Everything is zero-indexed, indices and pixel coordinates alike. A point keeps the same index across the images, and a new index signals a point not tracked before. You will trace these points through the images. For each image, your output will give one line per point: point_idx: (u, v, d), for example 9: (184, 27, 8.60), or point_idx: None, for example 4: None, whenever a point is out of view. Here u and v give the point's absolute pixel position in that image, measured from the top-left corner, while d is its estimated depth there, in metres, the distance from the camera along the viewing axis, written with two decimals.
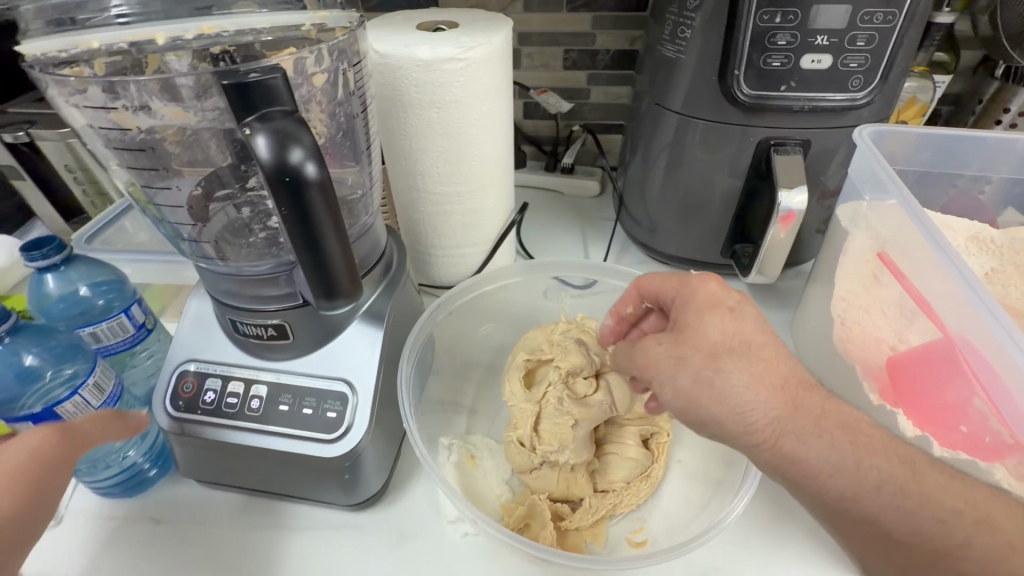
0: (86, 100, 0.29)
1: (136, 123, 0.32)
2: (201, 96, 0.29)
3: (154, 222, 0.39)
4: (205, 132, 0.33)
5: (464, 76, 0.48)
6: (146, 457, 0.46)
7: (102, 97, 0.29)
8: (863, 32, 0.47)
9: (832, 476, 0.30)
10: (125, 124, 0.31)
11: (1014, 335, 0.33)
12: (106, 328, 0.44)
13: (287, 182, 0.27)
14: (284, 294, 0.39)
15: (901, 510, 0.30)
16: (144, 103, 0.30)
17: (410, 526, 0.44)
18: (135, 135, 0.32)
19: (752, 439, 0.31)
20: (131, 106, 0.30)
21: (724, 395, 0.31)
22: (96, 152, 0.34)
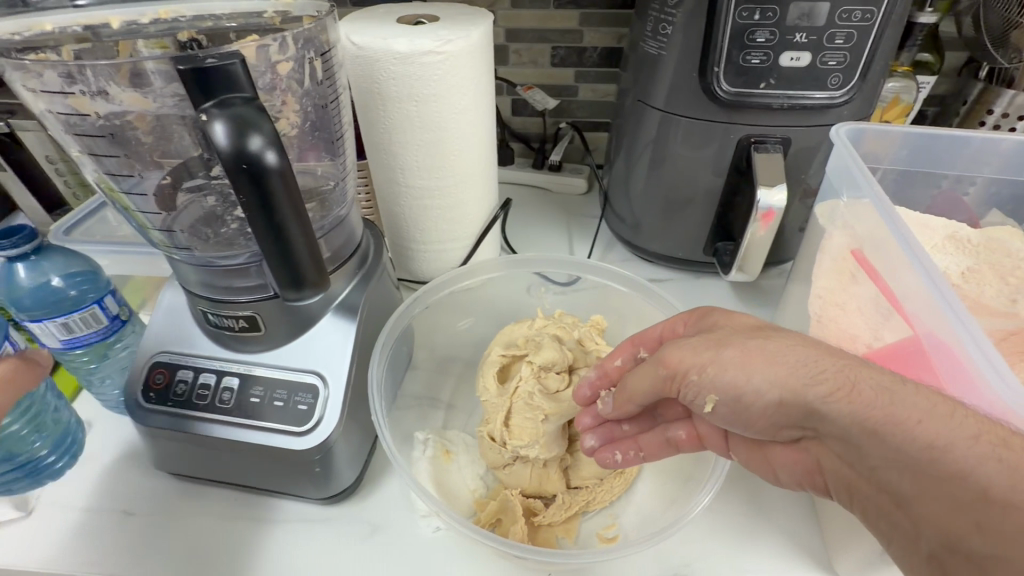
0: (46, 85, 0.29)
1: (97, 108, 0.31)
2: (162, 82, 0.29)
3: (124, 212, 0.39)
4: (169, 118, 0.32)
5: (443, 69, 0.47)
6: (46, 447, 0.46)
7: (60, 81, 0.29)
8: (841, 30, 0.47)
9: (905, 428, 0.27)
10: (86, 109, 0.31)
11: (974, 334, 0.33)
12: (78, 319, 0.43)
13: (246, 169, 0.26)
14: (255, 285, 0.38)
15: (1003, 465, 0.24)
16: (103, 88, 0.30)
17: (382, 520, 0.44)
18: (97, 120, 0.32)
19: (821, 388, 0.29)
20: (90, 90, 0.30)
21: (781, 357, 0.31)
22: (61, 138, 0.34)
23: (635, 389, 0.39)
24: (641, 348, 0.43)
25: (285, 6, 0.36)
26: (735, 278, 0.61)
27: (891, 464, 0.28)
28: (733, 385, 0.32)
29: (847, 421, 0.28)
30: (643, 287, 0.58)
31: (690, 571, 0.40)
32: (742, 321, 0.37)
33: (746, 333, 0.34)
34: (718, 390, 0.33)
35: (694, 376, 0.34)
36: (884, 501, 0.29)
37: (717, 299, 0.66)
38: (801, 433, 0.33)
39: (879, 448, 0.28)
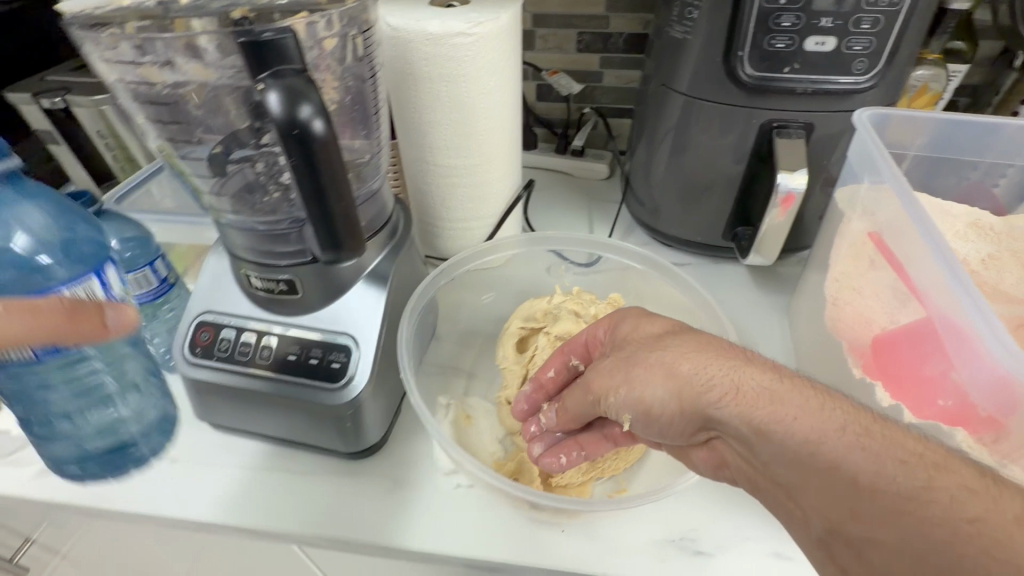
0: (120, 55, 0.33)
1: (163, 78, 0.34)
2: (222, 54, 0.32)
3: (180, 176, 0.42)
4: (224, 88, 0.35)
5: (473, 50, 0.49)
6: (145, 431, 0.48)
7: (134, 52, 0.33)
8: (868, 15, 0.47)
9: (789, 425, 0.30)
10: (154, 79, 0.34)
11: (982, 306, 0.34)
12: (131, 279, 0.47)
13: (295, 135, 0.29)
14: (296, 251, 0.41)
15: (865, 453, 0.27)
16: (170, 59, 0.33)
17: (409, 476, 0.47)
18: (162, 88, 0.35)
19: (717, 390, 0.32)
20: (159, 60, 0.33)
21: (687, 370, 0.34)
22: (129, 107, 0.37)
23: (573, 404, 0.41)
24: (572, 356, 0.45)
25: None
26: (753, 261, 0.62)
27: (780, 460, 0.30)
28: (647, 398, 0.35)
29: (750, 419, 0.31)
30: (664, 267, 0.60)
31: (697, 534, 0.42)
32: (648, 326, 0.39)
33: (648, 346, 0.37)
34: (629, 405, 0.36)
35: (615, 394, 0.37)
36: (779, 493, 0.30)
37: (735, 284, 0.67)
38: (708, 436, 0.34)
39: (768, 445, 0.30)
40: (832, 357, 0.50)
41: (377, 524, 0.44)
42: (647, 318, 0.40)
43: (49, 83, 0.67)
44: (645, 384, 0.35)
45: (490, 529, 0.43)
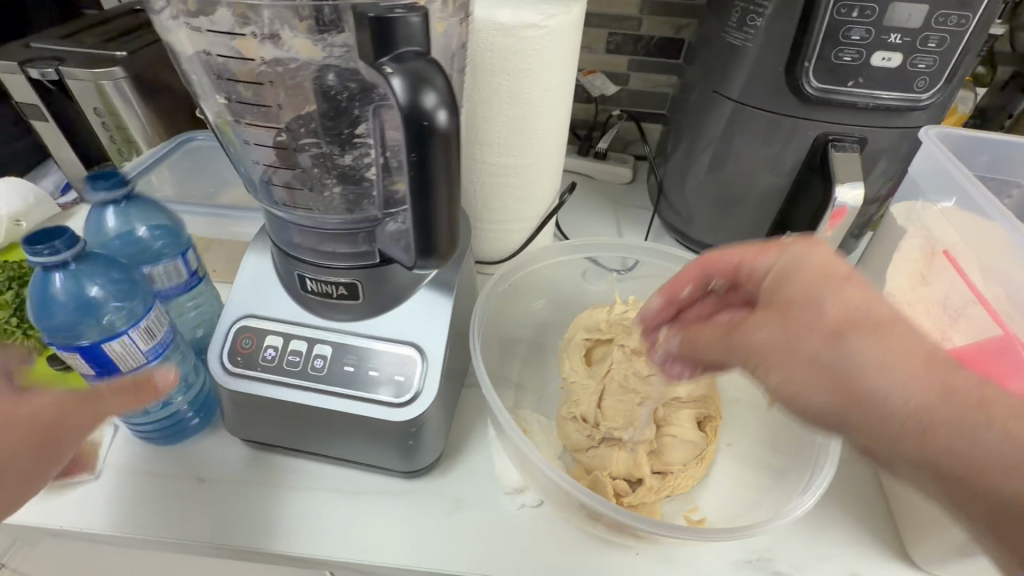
0: (214, 23, 0.29)
1: (261, 52, 0.31)
2: (335, 29, 0.29)
3: (235, 159, 0.38)
4: (331, 70, 0.32)
5: (541, 44, 0.47)
6: (190, 406, 0.45)
7: (231, 21, 0.29)
8: (935, 34, 0.48)
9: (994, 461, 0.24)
10: (249, 52, 0.31)
11: None
12: (162, 269, 0.43)
13: (418, 128, 0.26)
14: (361, 252, 0.38)
15: None
16: (275, 31, 0.30)
17: (469, 497, 0.44)
18: (260, 66, 0.32)
19: (904, 411, 0.26)
20: (261, 32, 0.30)
21: (862, 384, 0.27)
22: (200, 83, 0.34)
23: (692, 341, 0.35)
24: (712, 277, 0.37)
25: None
26: None
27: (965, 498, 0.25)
28: (798, 401, 0.29)
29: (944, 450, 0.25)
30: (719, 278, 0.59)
31: (772, 555, 0.42)
32: (775, 323, 0.29)
33: (813, 341, 0.28)
34: (769, 391, 0.30)
35: (753, 373, 0.30)
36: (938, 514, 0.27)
37: None
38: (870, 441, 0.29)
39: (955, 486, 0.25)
40: None
41: (439, 550, 0.41)
42: (824, 284, 0.29)
43: (34, 51, 0.60)
44: (811, 384, 0.28)
45: (561, 551, 0.41)
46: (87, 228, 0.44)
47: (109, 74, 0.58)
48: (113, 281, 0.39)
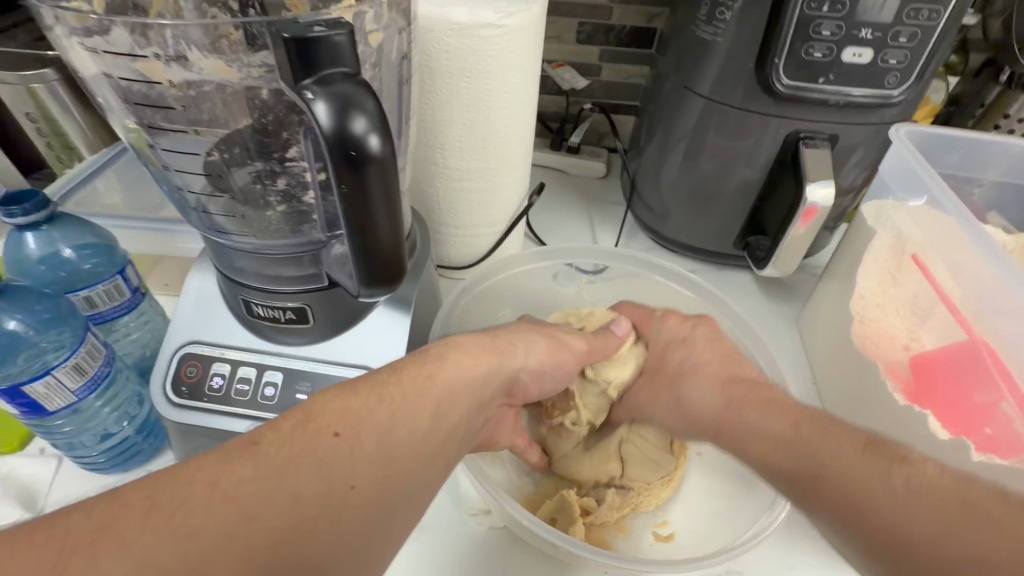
0: (110, 43, 0.26)
1: (169, 75, 0.28)
2: (250, 48, 0.26)
3: (159, 179, 0.35)
4: (247, 91, 0.29)
5: (500, 44, 0.44)
6: (137, 433, 0.43)
7: (128, 40, 0.26)
8: (906, 28, 0.46)
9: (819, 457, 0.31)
10: (155, 75, 0.28)
11: (992, 246, 0.41)
12: (101, 291, 0.41)
13: (350, 156, 0.23)
14: (308, 275, 0.35)
15: None
16: (181, 53, 0.27)
17: (434, 520, 0.43)
18: (167, 88, 0.29)
19: (774, 437, 0.35)
20: (166, 54, 0.27)
21: (736, 422, 0.38)
22: (107, 100, 0.30)
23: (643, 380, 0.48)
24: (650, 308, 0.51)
25: None
26: (768, 273, 0.62)
27: None
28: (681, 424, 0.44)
29: (785, 459, 0.33)
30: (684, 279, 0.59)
31: (741, 567, 0.41)
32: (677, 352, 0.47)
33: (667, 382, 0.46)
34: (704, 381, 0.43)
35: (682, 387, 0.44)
36: None
37: (743, 294, 0.66)
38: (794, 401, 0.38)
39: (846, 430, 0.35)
40: (857, 378, 0.50)
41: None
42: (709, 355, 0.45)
43: None
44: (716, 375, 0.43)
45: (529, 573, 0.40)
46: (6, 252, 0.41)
47: (40, 77, 0.54)
48: (35, 312, 0.37)
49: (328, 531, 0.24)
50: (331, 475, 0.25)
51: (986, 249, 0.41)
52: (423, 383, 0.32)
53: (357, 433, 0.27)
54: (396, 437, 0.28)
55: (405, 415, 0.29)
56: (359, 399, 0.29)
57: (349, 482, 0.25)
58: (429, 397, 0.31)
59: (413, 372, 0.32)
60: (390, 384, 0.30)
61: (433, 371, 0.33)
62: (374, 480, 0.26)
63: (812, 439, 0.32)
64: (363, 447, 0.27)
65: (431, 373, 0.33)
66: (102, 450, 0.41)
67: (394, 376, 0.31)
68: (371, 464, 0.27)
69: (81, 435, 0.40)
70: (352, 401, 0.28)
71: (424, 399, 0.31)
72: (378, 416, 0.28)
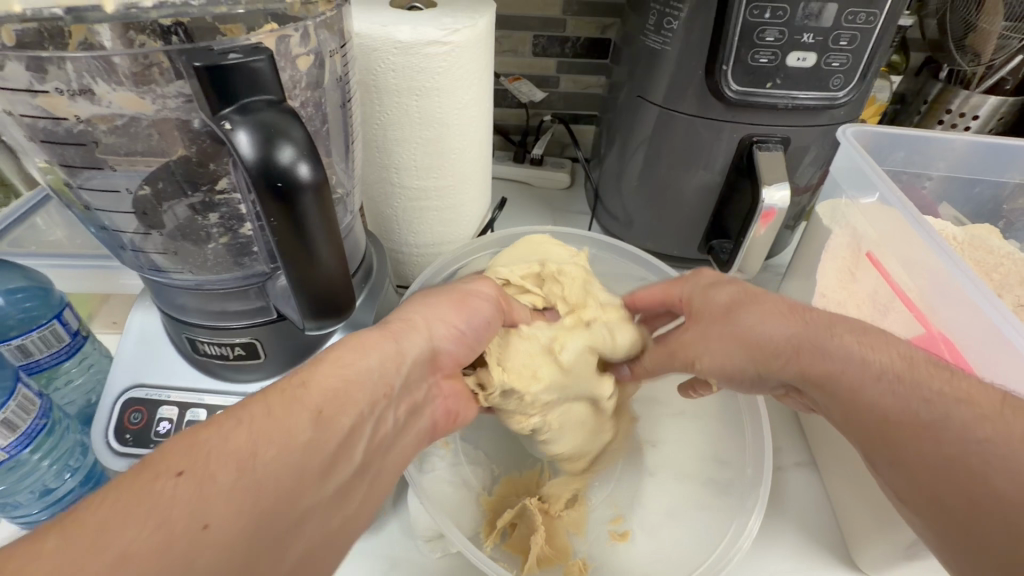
0: (7, 80, 0.25)
1: (78, 110, 0.26)
2: (166, 78, 0.25)
3: (82, 217, 0.33)
4: (167, 122, 0.28)
5: (447, 61, 0.43)
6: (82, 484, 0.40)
7: (28, 76, 0.24)
8: (846, 32, 0.47)
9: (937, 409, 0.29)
10: (62, 110, 0.26)
11: (942, 245, 0.42)
12: (37, 338, 0.38)
13: (277, 187, 0.22)
14: (255, 308, 0.34)
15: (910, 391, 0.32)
16: (87, 86, 0.25)
17: (404, 552, 0.41)
18: (77, 124, 0.27)
19: (879, 374, 0.31)
20: (69, 88, 0.25)
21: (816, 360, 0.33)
22: (16, 136, 0.28)
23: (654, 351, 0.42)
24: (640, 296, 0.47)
25: None
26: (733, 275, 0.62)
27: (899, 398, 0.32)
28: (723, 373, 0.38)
29: (893, 400, 0.30)
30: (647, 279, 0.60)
31: None
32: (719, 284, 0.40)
33: (717, 319, 0.38)
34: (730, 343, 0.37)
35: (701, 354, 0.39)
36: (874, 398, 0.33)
37: None
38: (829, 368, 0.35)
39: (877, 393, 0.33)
40: None
41: None
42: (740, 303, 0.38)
43: None
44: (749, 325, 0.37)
45: None
46: None
47: None
48: None
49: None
50: (171, 520, 0.20)
51: (934, 244, 0.42)
52: (303, 383, 0.26)
53: (209, 461, 0.21)
54: (267, 458, 0.23)
55: (277, 431, 0.24)
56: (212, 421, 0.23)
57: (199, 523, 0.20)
58: (306, 406, 0.25)
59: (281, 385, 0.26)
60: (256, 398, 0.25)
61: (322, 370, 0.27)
62: (232, 515, 0.21)
63: (923, 381, 0.30)
64: (218, 477, 0.21)
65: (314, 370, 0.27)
66: (43, 508, 0.38)
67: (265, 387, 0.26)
68: (232, 494, 0.21)
69: (16, 494, 0.37)
70: (198, 431, 0.23)
71: (304, 405, 0.25)
72: (240, 435, 0.23)
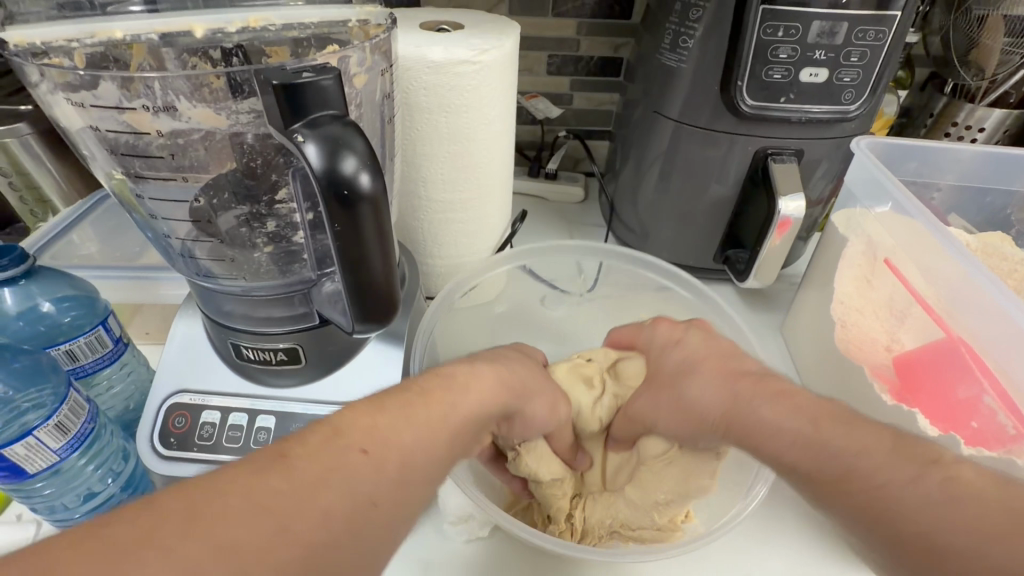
0: (98, 98, 0.27)
1: (157, 125, 0.28)
2: (237, 96, 0.27)
3: (141, 224, 0.34)
4: (236, 136, 0.30)
5: (476, 80, 0.46)
6: (122, 489, 0.41)
7: (117, 94, 0.27)
8: (857, 48, 0.49)
9: (844, 458, 0.28)
10: (143, 126, 0.28)
11: (967, 257, 0.42)
12: (84, 344, 0.39)
13: (341, 195, 0.24)
14: (299, 314, 0.35)
15: (828, 426, 0.30)
16: (170, 103, 0.27)
17: (436, 556, 0.41)
18: (156, 139, 0.29)
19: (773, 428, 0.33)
20: (154, 105, 0.27)
21: (746, 410, 0.35)
22: (89, 148, 0.30)
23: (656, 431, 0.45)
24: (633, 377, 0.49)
25: (362, 14, 0.35)
26: (749, 285, 0.63)
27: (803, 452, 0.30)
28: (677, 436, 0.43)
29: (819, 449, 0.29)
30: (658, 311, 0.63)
31: None
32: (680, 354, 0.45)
33: (666, 391, 0.44)
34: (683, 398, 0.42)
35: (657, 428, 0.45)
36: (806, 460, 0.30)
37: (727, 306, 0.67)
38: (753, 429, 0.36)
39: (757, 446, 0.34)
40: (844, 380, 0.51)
41: None
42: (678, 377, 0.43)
43: None
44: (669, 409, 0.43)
45: None
46: None
47: (14, 132, 0.54)
48: (17, 371, 0.35)
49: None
50: (235, 545, 0.20)
51: (953, 250, 0.43)
52: (414, 404, 0.29)
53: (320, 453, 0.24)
54: (383, 460, 0.26)
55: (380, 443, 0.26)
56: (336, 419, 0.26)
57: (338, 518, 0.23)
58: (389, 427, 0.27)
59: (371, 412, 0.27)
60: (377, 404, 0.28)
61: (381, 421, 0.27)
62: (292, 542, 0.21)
63: (829, 439, 0.29)
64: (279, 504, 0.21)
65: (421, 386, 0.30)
66: (85, 512, 0.39)
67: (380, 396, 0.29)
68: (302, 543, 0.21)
69: (63, 497, 0.38)
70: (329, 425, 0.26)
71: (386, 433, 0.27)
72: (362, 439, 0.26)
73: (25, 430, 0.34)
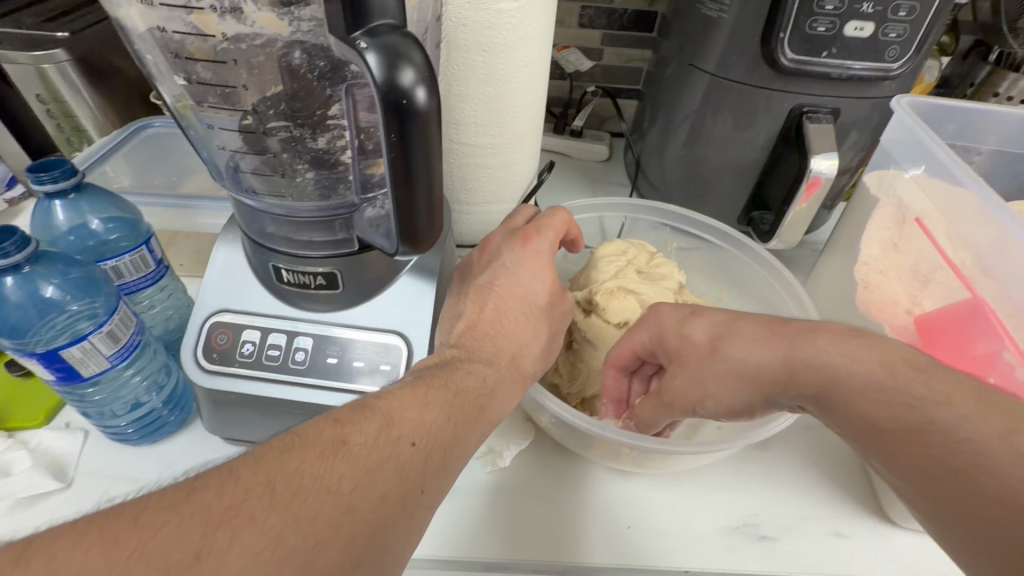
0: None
1: (221, 29, 0.29)
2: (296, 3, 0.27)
3: (196, 140, 0.36)
4: (293, 47, 0.30)
5: (516, 18, 0.45)
6: (164, 403, 0.43)
7: None
8: (906, 2, 0.48)
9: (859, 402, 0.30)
10: (209, 28, 0.29)
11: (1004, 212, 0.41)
12: (128, 262, 0.41)
13: (396, 105, 0.24)
14: (339, 239, 0.36)
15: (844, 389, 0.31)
16: (236, 5, 0.28)
17: (458, 483, 0.43)
18: (220, 43, 0.30)
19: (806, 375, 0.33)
20: (222, 7, 0.28)
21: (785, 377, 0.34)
22: (154, 61, 0.31)
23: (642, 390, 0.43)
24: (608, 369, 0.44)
25: None
26: (774, 246, 0.63)
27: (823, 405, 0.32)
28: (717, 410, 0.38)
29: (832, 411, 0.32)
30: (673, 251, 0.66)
31: (759, 519, 0.43)
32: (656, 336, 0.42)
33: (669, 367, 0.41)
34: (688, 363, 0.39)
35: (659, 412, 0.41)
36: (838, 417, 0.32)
37: None
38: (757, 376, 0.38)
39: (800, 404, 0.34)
40: None
41: (442, 536, 0.40)
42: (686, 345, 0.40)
43: None
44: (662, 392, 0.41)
45: (556, 534, 0.41)
46: (33, 224, 0.41)
47: (51, 58, 0.54)
48: (71, 281, 0.37)
49: (375, 483, 0.26)
50: (387, 449, 0.27)
51: (993, 207, 0.42)
52: (471, 383, 0.34)
53: (306, 500, 0.24)
54: (448, 415, 0.31)
55: (373, 456, 0.26)
56: (235, 477, 0.24)
57: (410, 439, 0.28)
58: (465, 372, 0.34)
59: (467, 368, 0.35)
60: (342, 431, 0.27)
61: (470, 371, 0.35)
62: (428, 437, 0.29)
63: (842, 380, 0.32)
64: (420, 422, 0.29)
65: (472, 373, 0.35)
66: (131, 419, 0.42)
67: (444, 372, 0.34)
68: (432, 449, 0.29)
69: (112, 405, 0.41)
70: (409, 389, 0.31)
71: (474, 385, 0.34)
72: (333, 467, 0.25)
73: (79, 335, 0.35)
